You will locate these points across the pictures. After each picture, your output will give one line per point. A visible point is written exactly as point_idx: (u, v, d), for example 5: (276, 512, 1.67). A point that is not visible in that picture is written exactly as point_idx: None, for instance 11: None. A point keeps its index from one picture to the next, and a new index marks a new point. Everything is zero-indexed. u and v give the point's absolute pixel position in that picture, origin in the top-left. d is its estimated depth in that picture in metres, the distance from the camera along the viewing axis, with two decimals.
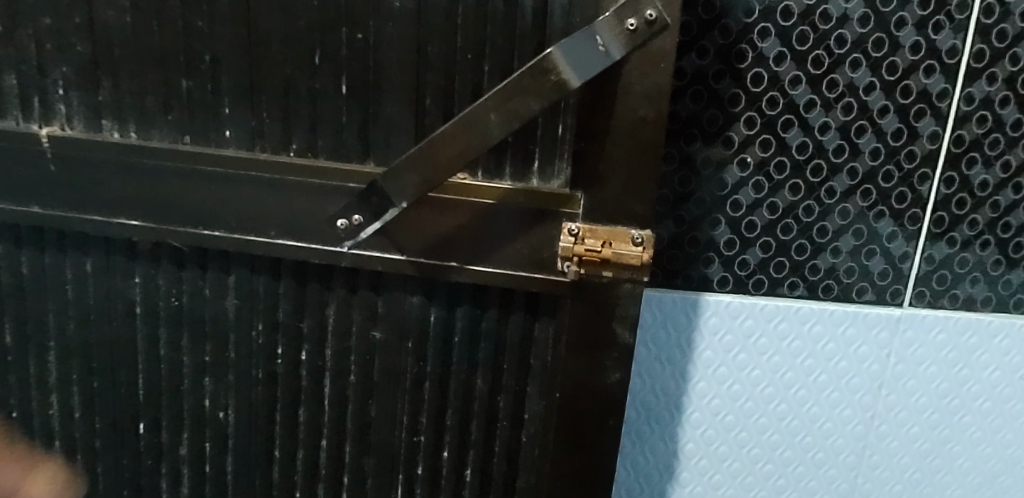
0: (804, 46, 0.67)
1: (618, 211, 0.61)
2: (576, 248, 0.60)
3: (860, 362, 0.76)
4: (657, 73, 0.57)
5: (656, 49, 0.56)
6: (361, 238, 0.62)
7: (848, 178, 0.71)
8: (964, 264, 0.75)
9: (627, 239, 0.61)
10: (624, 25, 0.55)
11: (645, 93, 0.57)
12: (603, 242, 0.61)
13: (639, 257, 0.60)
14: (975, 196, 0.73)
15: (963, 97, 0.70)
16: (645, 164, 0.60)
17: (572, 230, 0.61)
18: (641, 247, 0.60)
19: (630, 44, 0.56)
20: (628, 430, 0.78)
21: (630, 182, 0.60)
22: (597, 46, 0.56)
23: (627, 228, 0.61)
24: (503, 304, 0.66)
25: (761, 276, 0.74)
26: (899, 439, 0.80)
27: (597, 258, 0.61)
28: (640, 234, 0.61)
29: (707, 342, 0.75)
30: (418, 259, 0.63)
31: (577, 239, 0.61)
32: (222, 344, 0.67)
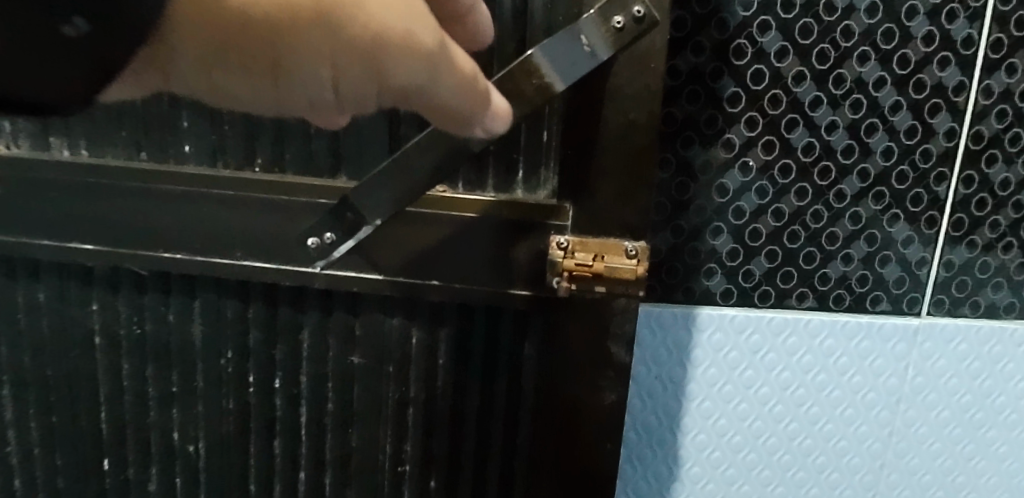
0: (808, 40, 0.62)
1: (610, 223, 0.56)
2: (566, 262, 0.55)
3: (877, 375, 0.71)
4: (649, 74, 0.52)
5: (645, 48, 0.52)
6: (333, 258, 0.57)
7: (858, 180, 0.66)
8: (985, 269, 0.70)
9: (619, 251, 0.56)
10: (611, 23, 0.51)
11: (636, 95, 0.53)
12: (594, 256, 0.56)
13: (632, 271, 0.55)
14: (996, 197, 0.68)
15: (981, 90, 0.65)
16: (639, 172, 0.54)
17: (561, 243, 0.56)
18: (635, 260, 0.55)
19: (617, 44, 0.51)
20: (628, 454, 0.73)
21: (622, 191, 0.55)
22: (582, 47, 0.51)
23: (619, 240, 0.56)
24: (489, 324, 0.61)
25: (767, 287, 0.69)
26: (919, 456, 0.75)
27: (589, 273, 0.55)
28: (634, 245, 0.56)
29: (711, 359, 0.70)
30: (397, 278, 0.58)
31: (567, 253, 0.56)
32: (190, 373, 0.63)
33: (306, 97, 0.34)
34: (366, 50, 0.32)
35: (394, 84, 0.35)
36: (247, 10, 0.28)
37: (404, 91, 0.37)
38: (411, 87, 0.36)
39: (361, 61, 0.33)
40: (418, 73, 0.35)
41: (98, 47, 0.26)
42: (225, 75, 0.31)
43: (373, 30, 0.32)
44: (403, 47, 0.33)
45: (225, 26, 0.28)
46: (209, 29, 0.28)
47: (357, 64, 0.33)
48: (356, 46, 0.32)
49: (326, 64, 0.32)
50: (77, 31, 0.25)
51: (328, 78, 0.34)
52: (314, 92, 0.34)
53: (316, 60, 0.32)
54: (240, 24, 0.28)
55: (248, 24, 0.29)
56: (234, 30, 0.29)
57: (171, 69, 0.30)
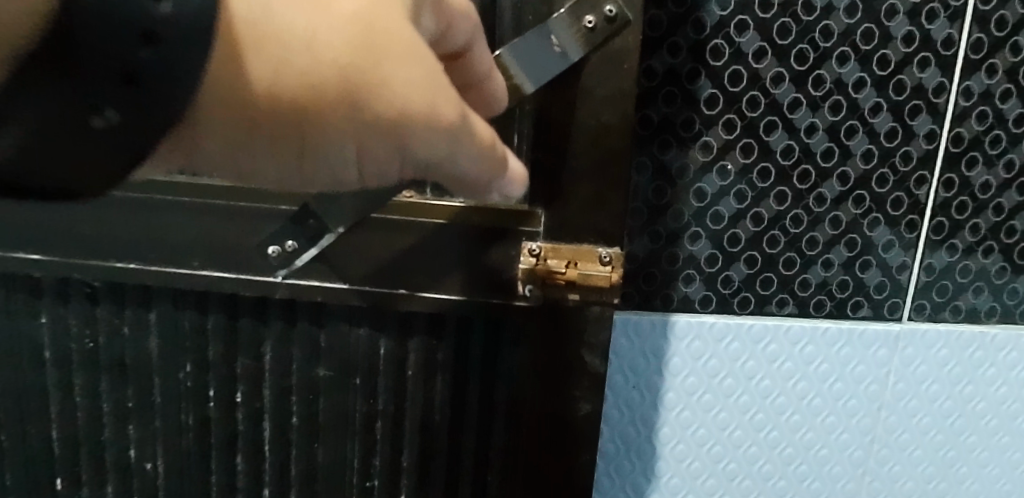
0: (786, 41, 0.61)
1: (584, 229, 0.54)
2: (538, 269, 0.54)
3: (858, 382, 0.70)
4: (622, 75, 0.50)
5: (618, 49, 0.50)
6: (296, 266, 0.55)
7: (838, 183, 0.65)
8: (966, 273, 0.69)
9: (593, 258, 0.54)
10: (582, 23, 0.49)
11: (609, 97, 0.51)
12: (567, 262, 0.54)
13: (607, 278, 0.53)
14: (976, 200, 0.67)
15: (961, 91, 0.64)
16: (614, 176, 0.52)
17: (533, 249, 0.54)
18: (610, 267, 0.54)
19: (588, 44, 0.50)
20: (606, 466, 0.71)
21: (596, 196, 0.53)
22: (551, 47, 0.50)
23: (593, 246, 0.54)
24: (459, 336, 0.58)
25: (746, 293, 0.67)
26: (901, 463, 0.73)
27: (562, 280, 0.54)
28: (608, 251, 0.54)
29: (690, 368, 0.68)
30: (363, 287, 0.56)
31: (539, 260, 0.54)
32: (146, 388, 0.60)
33: (328, 169, 0.31)
34: (393, 128, 0.30)
35: (412, 155, 0.33)
36: (276, 89, 0.26)
37: (424, 162, 0.34)
38: (434, 161, 0.34)
39: (388, 136, 0.31)
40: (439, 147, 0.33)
41: (133, 137, 0.24)
42: (247, 154, 0.28)
43: (408, 107, 0.30)
44: (427, 120, 0.31)
45: (262, 109, 0.26)
46: (245, 114, 0.26)
47: (382, 138, 0.30)
48: (386, 124, 0.30)
49: (350, 139, 0.30)
50: (107, 122, 0.24)
51: (351, 154, 0.31)
52: (337, 165, 0.31)
53: (345, 140, 0.29)
54: (274, 108, 0.26)
55: (290, 107, 0.26)
56: (263, 108, 0.26)
57: (193, 148, 0.26)
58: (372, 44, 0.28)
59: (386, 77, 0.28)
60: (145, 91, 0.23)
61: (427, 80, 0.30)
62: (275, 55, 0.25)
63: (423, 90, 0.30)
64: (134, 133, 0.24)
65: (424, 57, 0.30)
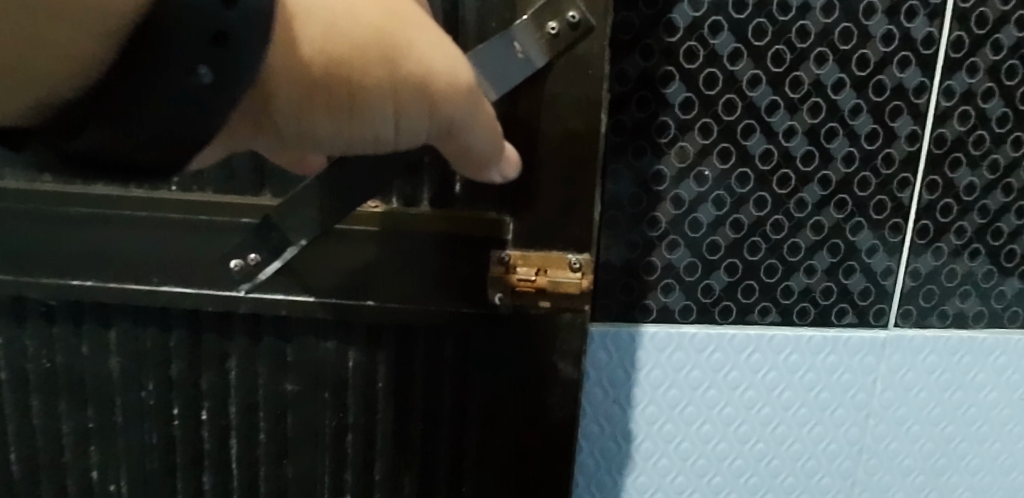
0: (762, 42, 0.60)
1: (553, 237, 0.52)
2: (508, 277, 0.52)
3: (844, 390, 0.68)
4: (587, 82, 0.49)
5: (582, 56, 0.49)
6: (259, 280, 0.54)
7: (819, 188, 0.63)
8: (952, 277, 0.68)
9: (564, 264, 0.52)
10: (545, 29, 0.48)
11: (574, 104, 0.49)
12: (536, 270, 0.52)
13: (577, 285, 0.52)
14: (961, 202, 0.66)
15: (942, 91, 0.62)
16: (581, 184, 0.51)
17: (502, 257, 0.52)
18: (580, 273, 0.52)
19: (552, 51, 0.48)
20: (587, 483, 0.69)
21: (566, 206, 0.52)
22: (514, 53, 0.48)
23: (563, 252, 0.53)
24: (429, 351, 0.56)
25: (727, 302, 0.66)
26: (890, 472, 0.72)
27: (532, 288, 0.52)
28: (578, 258, 0.52)
29: (671, 379, 0.66)
30: (330, 300, 0.54)
31: (508, 268, 0.52)
32: (107, 407, 0.59)
33: (372, 141, 0.31)
34: (430, 87, 0.30)
35: (445, 118, 0.33)
36: (323, 52, 0.26)
37: (452, 127, 0.34)
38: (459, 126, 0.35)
39: (424, 98, 0.31)
40: (465, 110, 0.33)
41: (221, 93, 0.25)
42: (308, 128, 0.28)
43: (440, 65, 0.30)
44: (454, 81, 0.32)
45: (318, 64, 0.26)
46: (302, 69, 0.26)
47: (419, 101, 0.30)
48: (424, 84, 0.30)
49: (395, 106, 0.30)
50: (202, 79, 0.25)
51: (394, 121, 0.30)
52: (380, 136, 0.31)
53: (388, 103, 0.29)
54: (328, 62, 0.26)
55: (337, 63, 0.27)
56: (315, 68, 0.26)
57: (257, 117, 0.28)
58: (395, 13, 0.29)
59: (420, 44, 0.29)
60: (233, 49, 0.25)
61: (449, 47, 0.32)
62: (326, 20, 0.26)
63: (449, 52, 0.31)
64: (223, 91, 0.25)
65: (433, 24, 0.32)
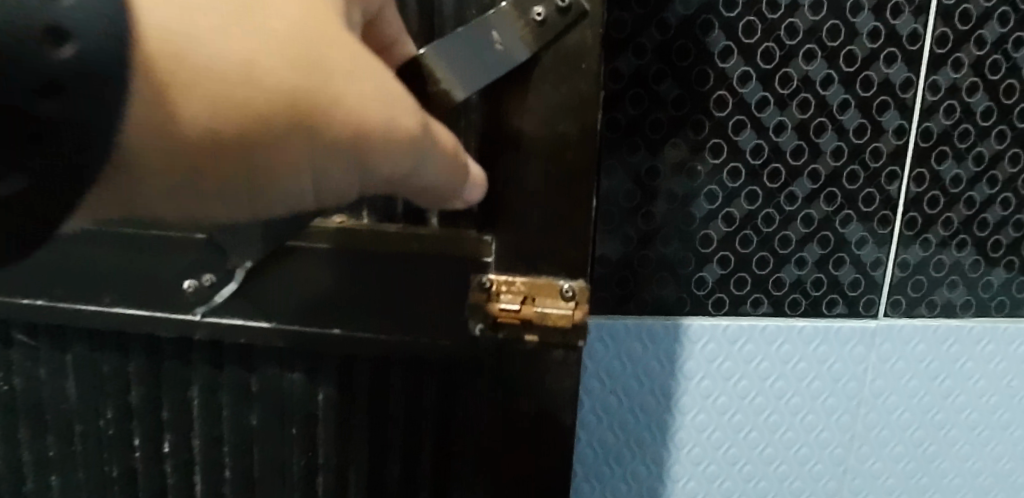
0: (751, 39, 0.61)
1: (542, 246, 0.53)
2: (492, 306, 0.53)
3: (836, 380, 0.70)
4: (579, 75, 0.50)
5: (572, 48, 0.49)
6: (215, 302, 0.55)
7: (809, 181, 0.65)
8: (940, 267, 0.69)
9: (555, 293, 0.53)
10: (530, 15, 0.48)
11: (564, 103, 0.50)
12: (522, 299, 0.53)
13: (567, 317, 0.53)
14: (947, 194, 0.67)
15: (928, 86, 0.64)
16: (570, 191, 0.52)
17: (486, 284, 0.53)
18: (571, 303, 0.53)
19: (541, 40, 0.49)
20: (584, 472, 0.70)
21: (555, 216, 0.52)
22: (493, 44, 0.49)
23: (553, 278, 0.53)
24: (411, 382, 0.56)
25: (721, 294, 0.67)
26: (882, 459, 0.73)
27: (517, 319, 0.53)
28: (570, 286, 0.53)
29: (667, 370, 0.68)
30: (292, 325, 0.55)
31: (493, 295, 0.53)
32: (67, 437, 0.61)
33: (291, 202, 0.30)
34: (354, 146, 0.29)
35: (382, 172, 0.32)
36: (199, 131, 0.24)
37: (393, 178, 0.33)
38: (403, 176, 0.33)
39: (347, 149, 0.29)
40: (406, 160, 0.32)
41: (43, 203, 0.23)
42: (194, 207, 0.27)
43: (364, 120, 0.29)
44: (387, 134, 0.30)
45: (194, 148, 0.24)
46: (178, 154, 0.24)
47: (340, 159, 0.29)
48: (341, 143, 0.29)
49: (307, 169, 0.28)
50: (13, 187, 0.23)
51: (309, 183, 0.29)
52: (297, 197, 0.30)
53: (298, 169, 0.28)
54: (208, 142, 0.24)
55: (218, 139, 0.24)
56: (191, 149, 0.24)
57: (130, 197, 0.25)
58: (314, 72, 0.27)
59: (334, 103, 0.27)
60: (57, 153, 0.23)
61: (379, 93, 0.30)
62: (203, 92, 0.24)
63: (377, 103, 0.29)
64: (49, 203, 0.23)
65: (366, 65, 0.29)
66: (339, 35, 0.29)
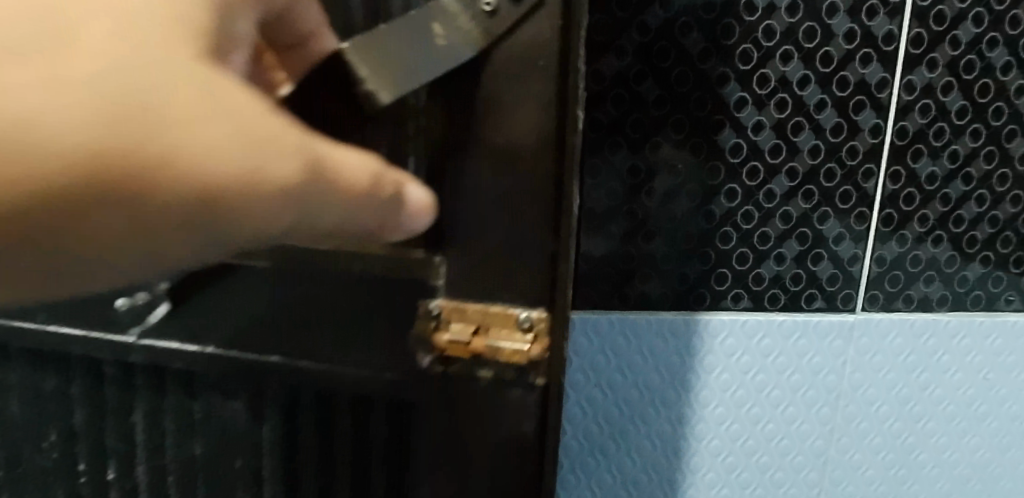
0: (730, 41, 0.62)
1: (500, 268, 0.48)
2: (439, 337, 0.50)
3: (815, 373, 0.72)
4: (535, 75, 0.43)
5: (526, 42, 0.43)
6: (150, 322, 0.55)
7: (787, 179, 0.66)
8: (916, 263, 0.71)
9: (512, 323, 0.48)
10: (477, 7, 0.42)
11: (520, 105, 0.44)
12: (473, 329, 0.49)
13: (522, 351, 0.48)
14: (923, 191, 0.69)
15: (903, 86, 0.66)
16: (529, 206, 0.46)
17: (433, 310, 0.50)
18: (528, 336, 0.48)
19: (486, 35, 0.42)
20: (569, 463, 0.71)
21: (513, 234, 0.47)
22: (432, 39, 0.42)
23: (510, 308, 0.48)
24: (355, 404, 0.54)
25: (702, 289, 0.68)
26: (861, 450, 0.75)
27: (466, 352, 0.49)
28: (527, 316, 0.48)
29: (651, 364, 0.69)
30: (228, 351, 0.54)
31: (442, 324, 0.50)
32: (14, 457, 0.64)
33: (153, 268, 0.29)
34: (201, 212, 0.27)
35: (269, 230, 0.30)
36: None
37: (293, 229, 0.31)
38: (300, 226, 0.31)
39: (192, 215, 0.27)
40: (283, 209, 0.29)
41: None
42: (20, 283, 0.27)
43: (198, 175, 0.26)
44: (244, 188, 0.28)
45: None
46: None
47: (187, 230, 0.27)
48: (183, 213, 0.27)
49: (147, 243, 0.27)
50: None
51: (153, 257, 0.28)
52: (154, 265, 0.29)
53: (125, 241, 0.27)
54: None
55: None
56: None
57: None
58: (125, 126, 0.25)
59: (148, 167, 0.25)
60: None
61: (228, 139, 0.27)
62: None
63: (221, 155, 0.27)
64: None
65: (219, 106, 0.27)
66: (184, 80, 0.27)
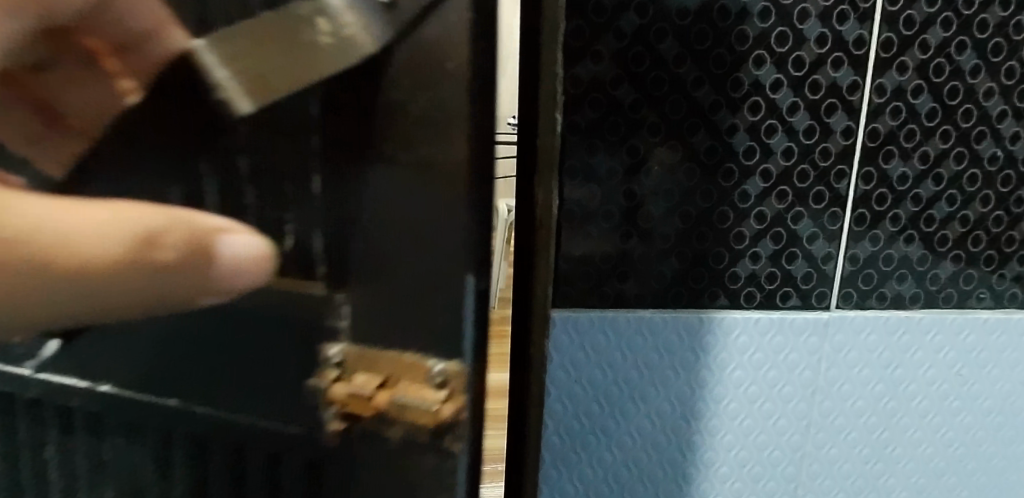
0: (704, 45, 0.64)
1: (411, 287, 0.48)
2: (343, 390, 0.51)
3: (791, 369, 0.73)
4: (445, 80, 0.43)
5: (430, 47, 0.43)
6: (59, 347, 0.53)
7: (761, 180, 0.68)
8: (889, 261, 0.73)
9: (421, 378, 0.49)
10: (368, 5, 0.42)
11: (422, 109, 0.44)
12: (380, 382, 0.50)
13: (433, 406, 0.49)
14: (895, 191, 0.71)
15: (874, 88, 0.67)
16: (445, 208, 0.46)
17: (338, 360, 0.51)
18: (441, 391, 0.49)
19: (388, 36, 0.43)
20: (552, 458, 0.73)
21: (425, 243, 0.47)
22: (319, 40, 0.44)
23: (423, 361, 0.49)
24: (277, 426, 0.55)
25: (679, 288, 0.70)
26: (837, 444, 0.77)
27: (372, 404, 0.51)
28: (440, 371, 0.49)
29: (630, 361, 0.71)
30: (143, 370, 0.54)
31: (348, 377, 0.51)
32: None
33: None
34: None
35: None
36: None
37: (36, 265, 0.48)
38: (49, 267, 0.48)
39: None
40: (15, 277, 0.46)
41: None
42: None
43: None
44: None
45: None
46: None
47: None
48: None
49: None
50: None
51: None
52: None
53: None
54: None
55: None
56: None
57: None
58: None
59: None
60: None
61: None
62: None
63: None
64: None
65: None
66: None
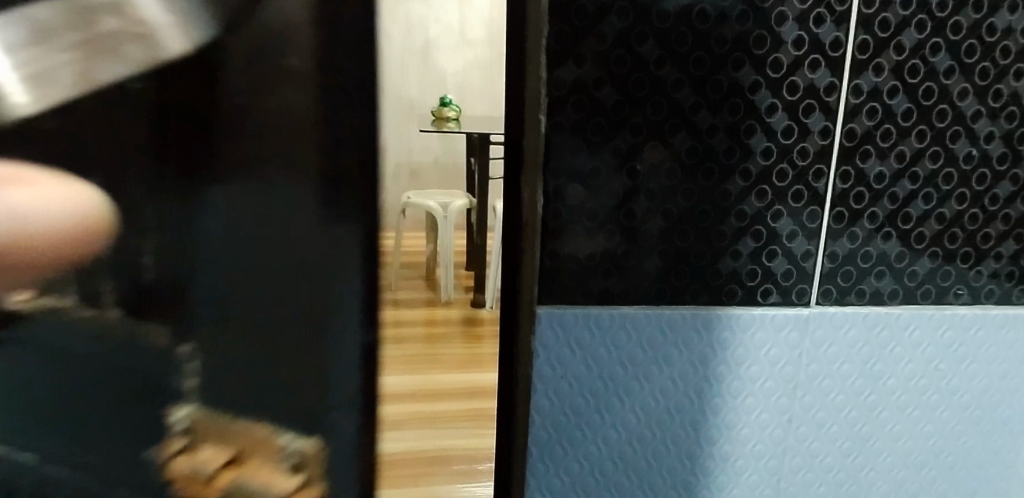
0: (684, 48, 0.66)
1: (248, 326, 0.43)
2: (185, 465, 0.45)
3: (773, 364, 0.75)
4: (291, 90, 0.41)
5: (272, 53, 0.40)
6: None
7: (741, 179, 0.70)
8: (867, 258, 0.75)
9: (275, 459, 0.45)
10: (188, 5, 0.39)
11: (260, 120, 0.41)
12: (228, 458, 0.45)
13: (282, 486, 0.46)
14: (872, 190, 0.73)
15: (851, 89, 0.69)
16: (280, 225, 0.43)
17: (183, 432, 0.45)
18: (293, 471, 0.46)
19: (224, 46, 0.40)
20: (539, 453, 0.74)
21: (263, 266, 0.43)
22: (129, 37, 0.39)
23: (276, 439, 0.45)
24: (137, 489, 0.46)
25: (662, 285, 0.72)
26: (818, 438, 0.78)
27: (211, 479, 0.46)
28: (295, 451, 0.45)
29: (615, 356, 0.72)
30: None
31: (190, 449, 0.45)
32: None
33: None
34: None
35: None
36: None
37: None
38: None
39: None
40: None
41: None
42: None
43: None
44: None
45: None
46: None
47: None
48: None
49: None
50: None
51: None
52: None
53: None
54: None
55: None
56: None
57: None
58: None
59: None
60: None
61: None
62: None
63: None
64: None
65: None
66: None
